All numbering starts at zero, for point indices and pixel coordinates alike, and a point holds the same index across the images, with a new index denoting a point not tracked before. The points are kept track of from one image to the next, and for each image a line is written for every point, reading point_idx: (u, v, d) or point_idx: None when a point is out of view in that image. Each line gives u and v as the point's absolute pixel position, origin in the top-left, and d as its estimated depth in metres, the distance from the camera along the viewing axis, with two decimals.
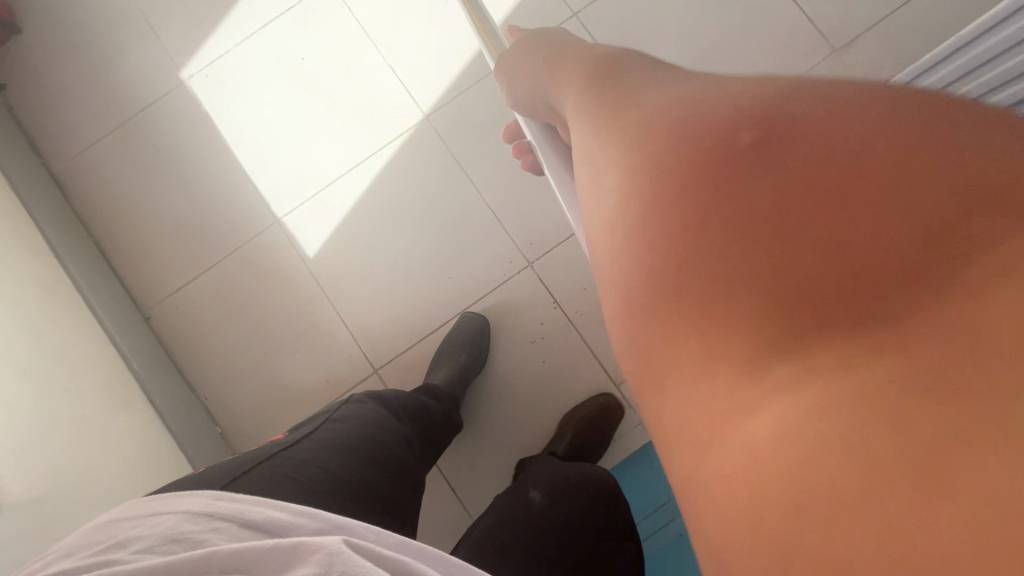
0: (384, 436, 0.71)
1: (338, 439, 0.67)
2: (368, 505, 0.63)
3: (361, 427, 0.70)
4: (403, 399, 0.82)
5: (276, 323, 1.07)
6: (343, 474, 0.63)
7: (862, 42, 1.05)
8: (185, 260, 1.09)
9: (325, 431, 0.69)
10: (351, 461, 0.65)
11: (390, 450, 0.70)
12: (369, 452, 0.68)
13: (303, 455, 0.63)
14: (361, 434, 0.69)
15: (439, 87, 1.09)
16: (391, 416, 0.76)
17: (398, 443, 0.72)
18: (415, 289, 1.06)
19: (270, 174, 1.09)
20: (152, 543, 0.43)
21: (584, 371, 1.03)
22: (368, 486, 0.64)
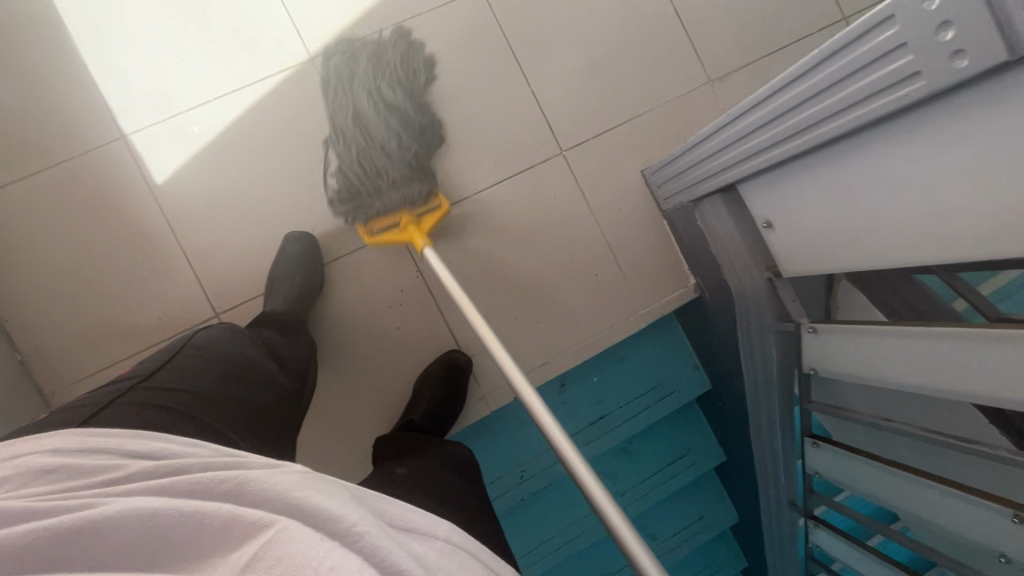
0: (227, 365, 0.71)
1: (189, 361, 0.69)
2: (226, 417, 0.65)
3: (216, 353, 0.71)
4: (247, 332, 0.79)
5: (105, 248, 0.97)
6: (191, 395, 0.65)
7: (731, 78, 1.16)
8: (0, 163, 0.95)
9: (169, 362, 0.68)
10: (195, 386, 0.66)
11: (235, 373, 0.71)
12: (216, 378, 0.68)
13: (158, 379, 0.65)
14: (204, 362, 0.69)
15: (328, 31, 1.04)
16: (233, 345, 0.74)
17: (240, 366, 0.72)
18: (274, 235, 1.01)
19: (120, 84, 0.98)
20: (24, 480, 0.41)
21: (437, 343, 1.05)
22: (219, 403, 0.66)
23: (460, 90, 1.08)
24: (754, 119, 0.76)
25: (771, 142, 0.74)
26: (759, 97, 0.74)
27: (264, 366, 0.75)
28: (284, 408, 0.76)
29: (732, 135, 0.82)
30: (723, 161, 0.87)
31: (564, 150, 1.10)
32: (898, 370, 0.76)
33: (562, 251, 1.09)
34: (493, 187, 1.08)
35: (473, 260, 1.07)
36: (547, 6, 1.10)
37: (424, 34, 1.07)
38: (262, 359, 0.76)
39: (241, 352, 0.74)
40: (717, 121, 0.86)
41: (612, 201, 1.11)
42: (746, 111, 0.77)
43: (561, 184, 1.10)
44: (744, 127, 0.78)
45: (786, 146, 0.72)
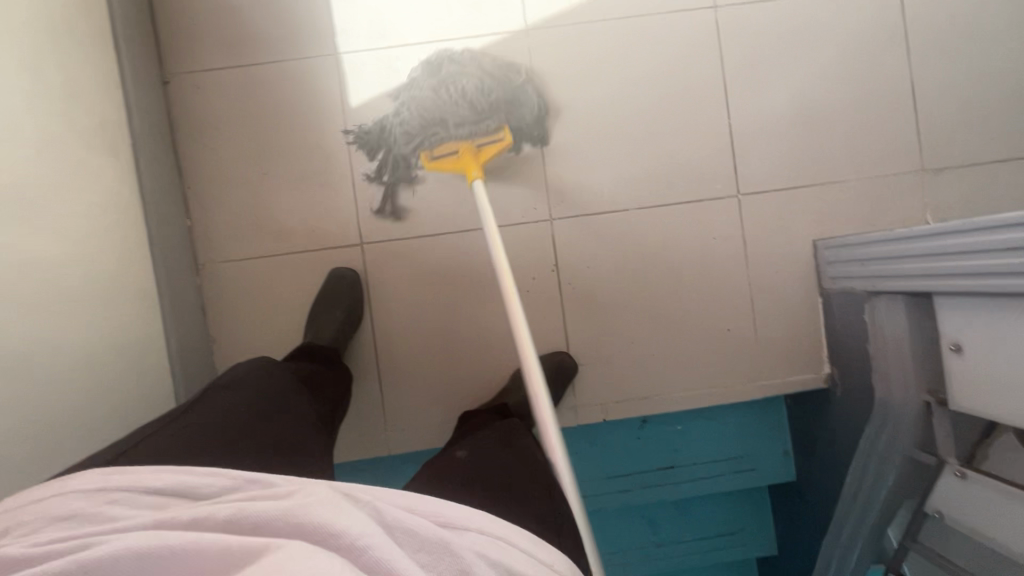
0: (255, 374, 0.76)
1: (220, 395, 0.71)
2: (257, 429, 0.69)
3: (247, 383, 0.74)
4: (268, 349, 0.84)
5: (287, 150, 1.02)
6: (225, 407, 0.69)
7: (945, 174, 1.05)
8: (226, 45, 1.02)
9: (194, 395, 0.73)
10: (225, 399, 0.71)
11: (261, 379, 0.76)
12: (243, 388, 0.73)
13: (190, 414, 0.68)
14: (229, 379, 0.74)
15: (550, 8, 1.03)
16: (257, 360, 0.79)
17: (266, 374, 0.77)
18: (435, 186, 1.03)
19: (348, 4, 1.02)
20: (45, 523, 0.45)
21: (550, 340, 1.03)
22: (247, 413, 0.70)
23: (656, 101, 1.04)
24: (980, 241, 0.67)
25: (998, 270, 0.65)
26: (993, 221, 0.65)
27: (286, 375, 0.78)
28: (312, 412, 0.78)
29: (942, 248, 0.73)
30: (920, 267, 0.79)
31: (740, 194, 1.04)
32: None
33: (702, 294, 1.04)
34: (656, 207, 1.04)
35: (612, 273, 1.04)
36: (773, 43, 1.04)
37: (641, 36, 1.04)
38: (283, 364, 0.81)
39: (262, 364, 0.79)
40: (925, 225, 0.77)
41: (771, 261, 1.04)
42: (969, 229, 0.68)
43: (725, 226, 1.04)
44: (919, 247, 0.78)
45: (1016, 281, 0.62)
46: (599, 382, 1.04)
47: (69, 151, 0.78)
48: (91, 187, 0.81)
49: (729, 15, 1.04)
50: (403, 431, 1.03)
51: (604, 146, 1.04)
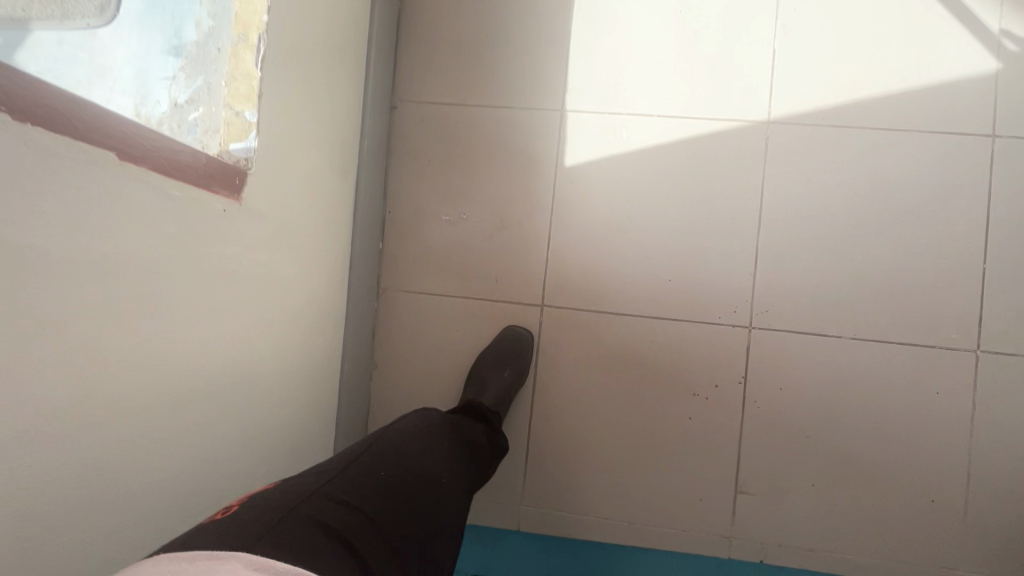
0: (380, 463, 0.59)
1: (371, 469, 0.57)
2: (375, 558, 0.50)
3: (401, 458, 0.61)
4: (393, 426, 0.67)
5: (491, 195, 1.01)
6: (376, 489, 0.55)
7: None
8: (457, 82, 1.02)
9: (302, 473, 0.56)
10: (348, 494, 0.53)
11: (389, 475, 0.58)
12: (367, 483, 0.56)
13: (338, 489, 0.54)
14: (351, 463, 0.58)
15: (800, 105, 0.95)
16: (384, 442, 0.62)
17: (394, 466, 0.59)
18: (631, 263, 0.97)
19: (587, 62, 0.99)
20: None
21: (717, 457, 0.93)
22: (369, 526, 0.52)
23: (900, 224, 0.93)
24: None
25: None
26: None
27: (436, 454, 0.65)
28: (437, 535, 0.58)
29: None
30: None
31: (979, 350, 0.90)
32: None
33: (905, 451, 0.91)
34: (873, 341, 0.92)
35: (804, 401, 0.93)
36: None
37: (897, 151, 0.93)
38: (413, 453, 0.63)
39: (390, 449, 0.61)
40: None
41: (999, 435, 0.89)
42: None
43: (951, 382, 0.90)
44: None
45: None
46: (761, 517, 0.92)
47: (313, 170, 0.79)
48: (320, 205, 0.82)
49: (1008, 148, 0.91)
50: (537, 509, 0.96)
51: (827, 261, 0.94)
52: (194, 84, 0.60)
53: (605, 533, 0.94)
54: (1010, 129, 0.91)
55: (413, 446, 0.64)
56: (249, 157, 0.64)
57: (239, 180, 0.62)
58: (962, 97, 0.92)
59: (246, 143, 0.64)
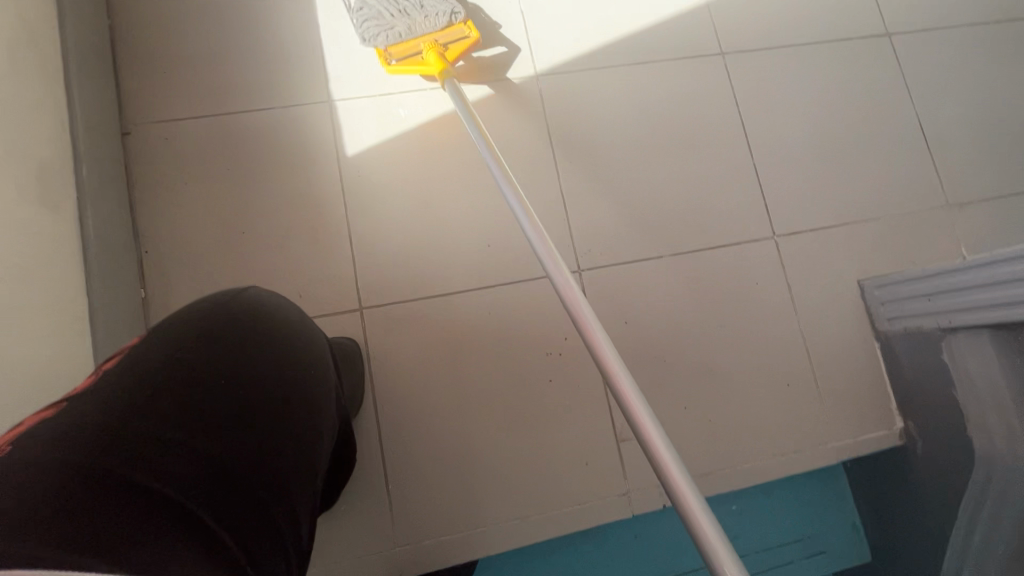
0: (222, 359, 0.37)
1: (211, 373, 0.36)
2: (252, 501, 0.32)
3: (247, 349, 0.40)
4: (226, 322, 0.41)
5: (271, 204, 0.88)
6: (232, 403, 0.35)
7: (973, 208, 1.02)
8: (202, 93, 0.90)
9: (87, 395, 0.32)
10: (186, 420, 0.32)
11: (247, 381, 0.37)
12: (216, 399, 0.34)
13: (173, 414, 0.32)
14: (180, 371, 0.35)
15: (560, 56, 0.99)
16: (228, 334, 0.40)
17: (253, 370, 0.39)
18: (446, 237, 0.89)
19: (344, 51, 0.94)
20: None
21: (589, 411, 0.86)
22: (247, 461, 0.33)
23: (679, 142, 0.98)
24: None
25: None
26: None
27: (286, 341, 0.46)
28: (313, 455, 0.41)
29: None
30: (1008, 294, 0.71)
31: (777, 235, 0.97)
32: None
33: (752, 345, 0.92)
34: (691, 251, 0.94)
35: (653, 327, 0.91)
36: (786, 87, 1.03)
37: (655, 79, 1.00)
38: (275, 354, 0.42)
39: (240, 345, 0.39)
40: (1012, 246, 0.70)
41: (819, 305, 0.95)
42: None
43: (766, 270, 0.95)
44: (963, 283, 0.76)
45: None
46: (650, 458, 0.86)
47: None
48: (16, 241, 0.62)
49: (738, 62, 1.03)
50: (417, 543, 0.79)
51: (629, 190, 0.95)
52: None
53: (499, 540, 0.81)
54: (734, 46, 1.03)
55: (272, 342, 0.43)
56: None
57: None
58: (690, 27, 1.03)
59: None
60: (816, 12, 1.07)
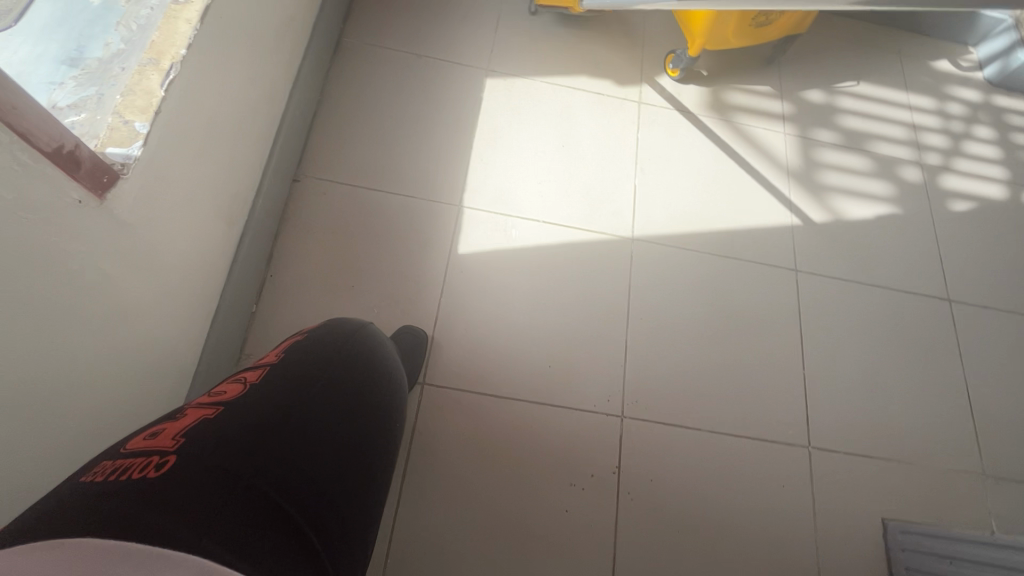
0: (324, 397, 0.48)
1: (319, 410, 0.46)
2: (325, 530, 0.40)
3: (347, 388, 0.50)
4: (335, 361, 0.52)
5: (382, 271, 1.02)
6: (324, 437, 0.45)
7: (1010, 488, 1.03)
8: (363, 168, 1.09)
9: (232, 408, 0.44)
10: (284, 452, 0.42)
11: (322, 404, 0.47)
12: (308, 439, 0.44)
13: (286, 441, 0.42)
14: (289, 409, 0.45)
15: (656, 227, 1.14)
16: (327, 377, 0.50)
17: (332, 394, 0.49)
18: (515, 347, 0.99)
19: (485, 170, 1.13)
20: None
21: (593, 555, 0.88)
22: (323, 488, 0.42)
23: (739, 331, 1.08)
24: None
25: None
26: None
27: (378, 374, 0.56)
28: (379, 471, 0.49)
29: None
30: None
31: (811, 446, 1.01)
32: None
33: (764, 545, 0.93)
34: (728, 434, 0.99)
35: (675, 494, 0.94)
36: (846, 316, 1.14)
37: (732, 271, 1.13)
38: (358, 378, 0.52)
39: (337, 388, 0.50)
40: None
41: (839, 530, 0.96)
42: None
43: (795, 477, 0.98)
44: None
45: None
46: None
47: (196, 203, 0.75)
48: (197, 244, 0.77)
49: (809, 280, 1.15)
50: None
51: (686, 358, 1.04)
52: (85, 92, 0.54)
53: None
54: (807, 266, 1.17)
55: (365, 374, 0.54)
56: (126, 164, 0.59)
57: (106, 179, 0.57)
58: (772, 239, 1.17)
59: (127, 150, 0.59)
60: (884, 259, 1.21)
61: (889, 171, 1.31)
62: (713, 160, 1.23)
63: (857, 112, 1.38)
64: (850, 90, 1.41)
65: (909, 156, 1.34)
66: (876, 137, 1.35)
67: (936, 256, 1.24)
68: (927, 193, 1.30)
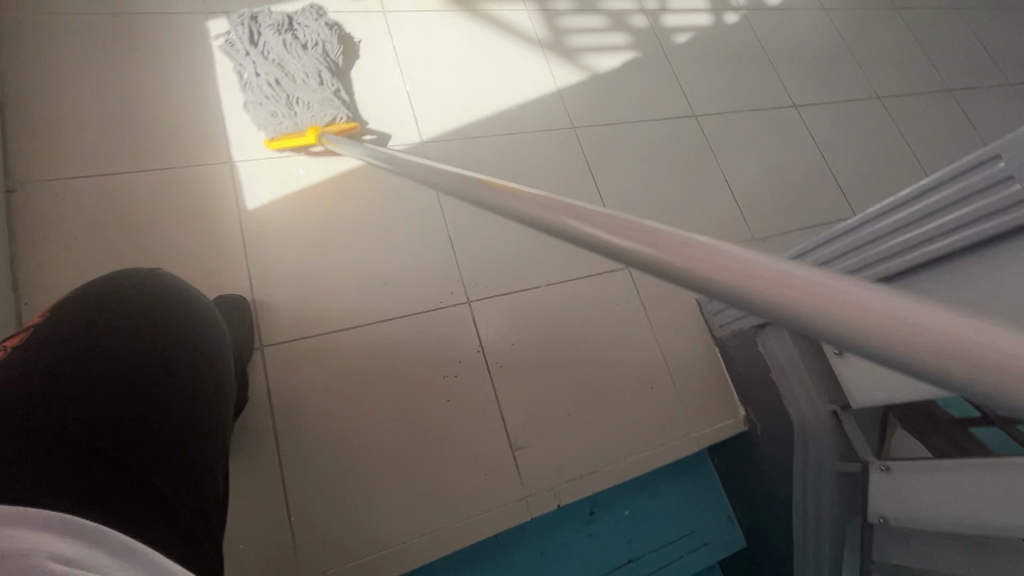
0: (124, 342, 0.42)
1: (123, 355, 0.41)
2: (161, 471, 0.38)
3: (152, 331, 0.45)
4: (130, 303, 0.46)
5: (167, 254, 0.91)
6: (137, 383, 0.40)
7: (772, 241, 1.31)
8: (97, 155, 0.94)
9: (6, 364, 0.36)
10: (96, 397, 0.37)
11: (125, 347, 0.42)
12: (121, 380, 0.39)
13: (88, 391, 0.37)
14: (90, 354, 0.39)
15: (441, 127, 1.17)
16: (128, 317, 0.44)
17: (135, 337, 0.43)
18: (344, 279, 0.98)
19: (244, 120, 1.04)
20: None
21: (485, 425, 0.95)
22: (147, 437, 0.38)
23: (544, 194, 1.18)
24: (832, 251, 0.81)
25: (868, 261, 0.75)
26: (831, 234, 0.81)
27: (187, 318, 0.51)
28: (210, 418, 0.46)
29: (810, 263, 0.86)
30: None
31: (630, 266, 1.17)
32: (976, 512, 0.68)
33: (619, 355, 1.07)
34: (562, 282, 1.10)
35: (538, 347, 1.03)
36: (624, 154, 1.30)
37: (520, 145, 1.21)
38: (164, 321, 0.47)
39: (143, 331, 0.44)
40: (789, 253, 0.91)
41: (669, 320, 1.15)
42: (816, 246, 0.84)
43: (625, 294, 1.14)
44: (873, 232, 0.73)
45: (882, 266, 0.74)
46: (543, 461, 0.95)
47: None
48: None
49: (587, 134, 1.28)
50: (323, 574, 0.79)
51: (507, 233, 1.11)
52: None
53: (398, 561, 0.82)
54: (582, 122, 1.29)
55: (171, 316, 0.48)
56: None
57: None
58: (545, 106, 1.27)
59: None
60: (639, 99, 1.38)
61: (622, 22, 1.48)
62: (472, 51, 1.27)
63: None
64: None
65: (633, 7, 1.52)
66: None
67: (676, 85, 1.45)
68: (655, 34, 1.50)
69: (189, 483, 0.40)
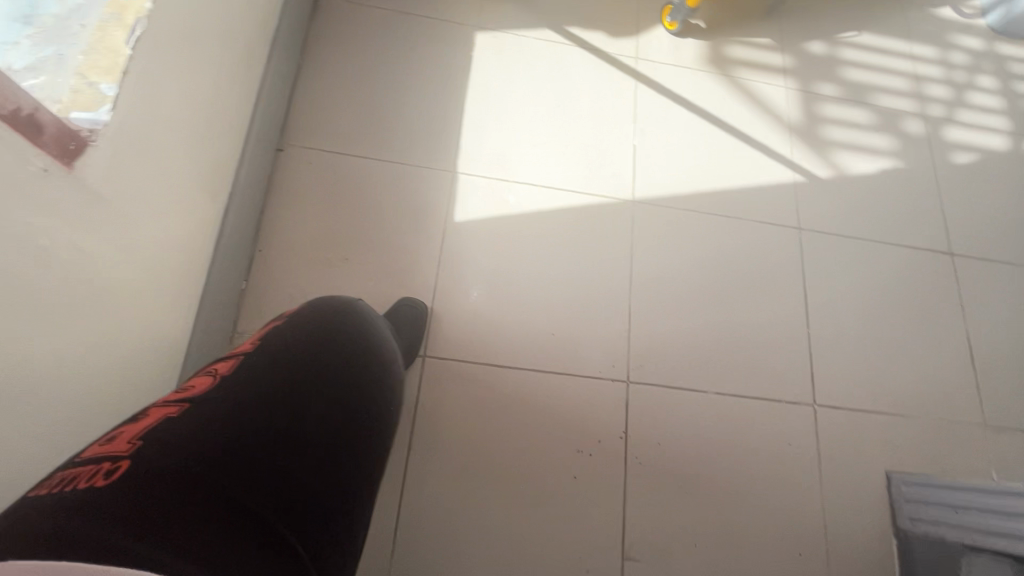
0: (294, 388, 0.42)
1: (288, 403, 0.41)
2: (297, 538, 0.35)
3: (324, 374, 0.44)
4: (313, 343, 0.47)
5: (376, 241, 0.98)
6: (295, 436, 0.39)
7: (1009, 436, 1.04)
8: (351, 136, 1.04)
9: (200, 405, 0.39)
10: (254, 451, 0.37)
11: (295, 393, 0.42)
12: (278, 431, 0.39)
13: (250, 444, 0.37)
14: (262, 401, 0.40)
15: (657, 189, 1.11)
16: (303, 357, 0.45)
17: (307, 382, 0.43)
18: (516, 316, 0.97)
19: (477, 134, 1.08)
20: None
21: (602, 517, 0.88)
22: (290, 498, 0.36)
23: (743, 291, 1.06)
24: None
25: None
26: None
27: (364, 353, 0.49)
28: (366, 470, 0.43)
29: None
30: None
31: (816, 404, 1.01)
32: None
33: (771, 501, 0.93)
34: (732, 396, 0.98)
35: (684, 457, 0.93)
36: (848, 273, 1.12)
37: (734, 230, 1.10)
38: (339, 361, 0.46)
39: (315, 374, 0.44)
40: None
41: (844, 484, 0.97)
42: None
43: (800, 435, 0.98)
44: None
45: None
46: None
47: (172, 173, 0.70)
48: (176, 215, 0.72)
49: (813, 238, 1.13)
50: None
51: (690, 321, 1.02)
52: (42, 53, 0.46)
53: None
54: (811, 224, 1.14)
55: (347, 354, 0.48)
56: (95, 131, 0.53)
57: (74, 145, 0.51)
58: (773, 196, 1.15)
59: (94, 115, 0.53)
60: (885, 215, 1.19)
61: (892, 123, 1.28)
62: (714, 117, 1.19)
63: (860, 64, 1.34)
64: (852, 41, 1.36)
65: (911, 108, 1.31)
66: (879, 89, 1.31)
67: (938, 210, 1.22)
68: (930, 145, 1.28)
69: (337, 552, 0.38)
